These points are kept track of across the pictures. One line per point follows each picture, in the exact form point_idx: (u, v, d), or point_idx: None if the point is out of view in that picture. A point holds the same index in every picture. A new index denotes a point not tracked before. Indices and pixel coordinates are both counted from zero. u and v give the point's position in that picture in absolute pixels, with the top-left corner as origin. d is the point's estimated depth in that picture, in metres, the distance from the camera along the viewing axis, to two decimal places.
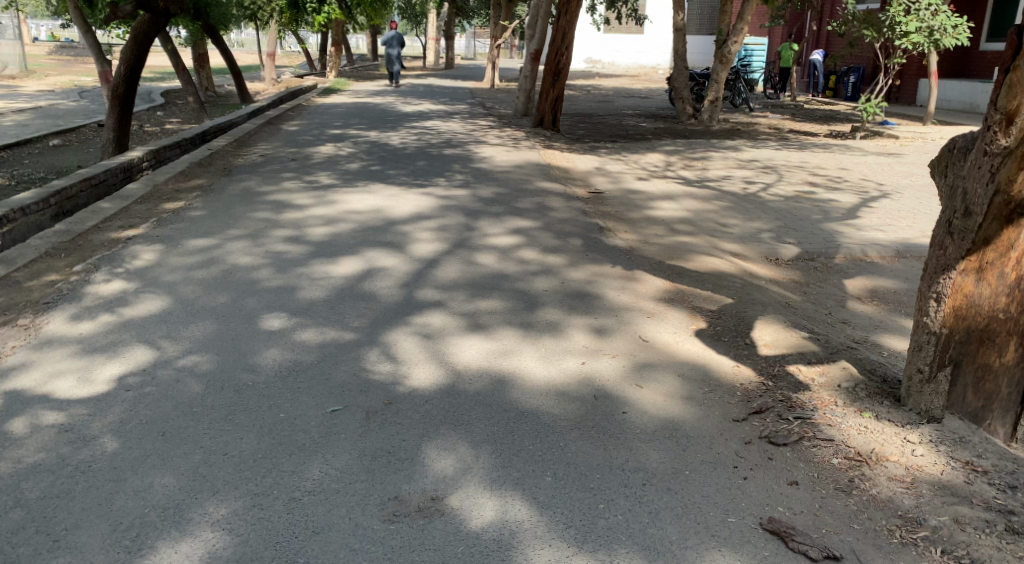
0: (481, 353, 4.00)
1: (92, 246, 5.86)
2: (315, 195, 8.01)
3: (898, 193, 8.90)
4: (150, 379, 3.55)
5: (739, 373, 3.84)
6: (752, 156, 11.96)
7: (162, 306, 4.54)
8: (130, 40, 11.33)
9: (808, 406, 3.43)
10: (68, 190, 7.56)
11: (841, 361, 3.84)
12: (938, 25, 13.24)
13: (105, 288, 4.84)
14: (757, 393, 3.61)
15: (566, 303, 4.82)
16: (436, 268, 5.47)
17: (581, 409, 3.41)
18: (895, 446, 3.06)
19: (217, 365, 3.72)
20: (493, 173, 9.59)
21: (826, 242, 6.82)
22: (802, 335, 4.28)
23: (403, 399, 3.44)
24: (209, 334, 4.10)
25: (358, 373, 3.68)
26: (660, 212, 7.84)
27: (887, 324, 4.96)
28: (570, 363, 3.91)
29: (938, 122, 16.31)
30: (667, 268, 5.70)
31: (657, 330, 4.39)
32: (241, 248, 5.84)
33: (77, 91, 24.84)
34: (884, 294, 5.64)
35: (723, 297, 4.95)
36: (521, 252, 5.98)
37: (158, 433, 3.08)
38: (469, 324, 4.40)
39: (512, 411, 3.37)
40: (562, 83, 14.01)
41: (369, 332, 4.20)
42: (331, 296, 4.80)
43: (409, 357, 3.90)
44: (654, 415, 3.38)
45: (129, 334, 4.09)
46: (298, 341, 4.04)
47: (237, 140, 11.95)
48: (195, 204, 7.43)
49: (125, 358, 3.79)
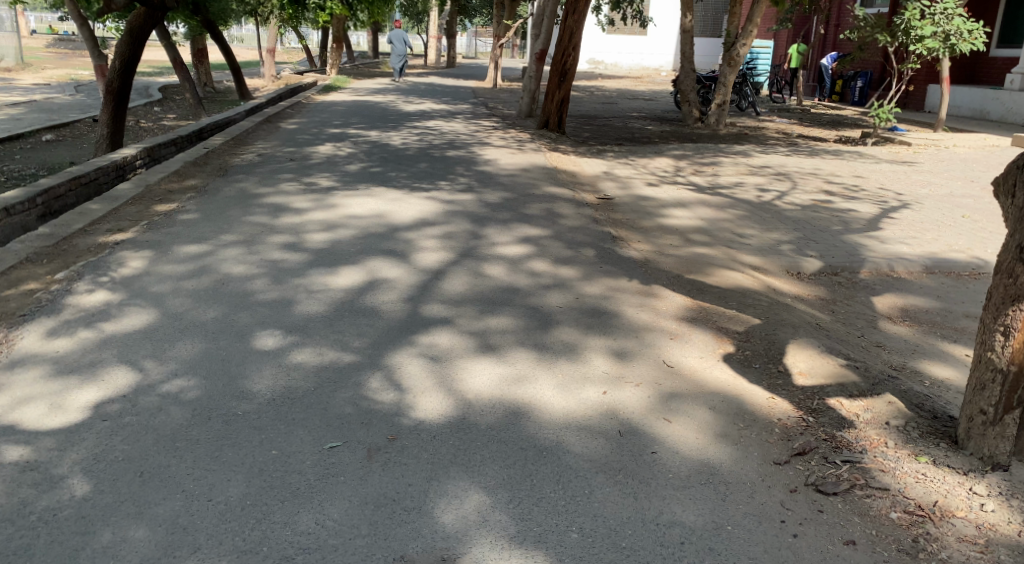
0: (493, 380, 3.66)
1: (76, 252, 5.52)
2: (314, 198, 7.67)
3: (919, 204, 8.59)
4: (130, 407, 3.21)
5: (776, 407, 3.50)
6: (764, 162, 11.64)
7: (148, 320, 4.20)
8: (125, 34, 10.96)
9: (856, 447, 3.12)
10: (55, 189, 7.20)
11: (886, 394, 3.53)
12: (953, 29, 12.92)
13: (87, 300, 4.50)
14: (796, 430, 3.29)
15: (583, 321, 4.49)
16: (442, 280, 5.14)
17: (607, 447, 3.08)
18: (960, 499, 2.75)
19: (204, 391, 3.38)
20: (498, 177, 9.25)
21: (850, 255, 6.50)
22: (839, 362, 3.94)
23: (408, 434, 3.11)
24: (197, 354, 3.76)
25: (360, 403, 3.35)
26: (673, 220, 7.50)
27: (923, 349, 4.64)
28: (589, 393, 3.57)
29: (949, 129, 16.00)
30: (686, 282, 5.38)
31: (683, 354, 4.07)
32: (235, 256, 5.50)
33: (72, 84, 24.43)
34: (916, 313, 5.33)
35: (750, 317, 4.62)
36: (531, 263, 5.64)
37: (135, 473, 2.74)
38: (479, 346, 4.06)
39: (531, 449, 3.04)
40: (568, 85, 13.63)
41: (372, 354, 3.87)
42: (330, 310, 4.47)
43: (415, 384, 3.57)
44: (686, 456, 3.06)
45: (110, 353, 3.75)
46: (294, 363, 3.71)
47: (234, 138, 11.57)
48: (188, 206, 7.10)
49: (102, 382, 3.44)
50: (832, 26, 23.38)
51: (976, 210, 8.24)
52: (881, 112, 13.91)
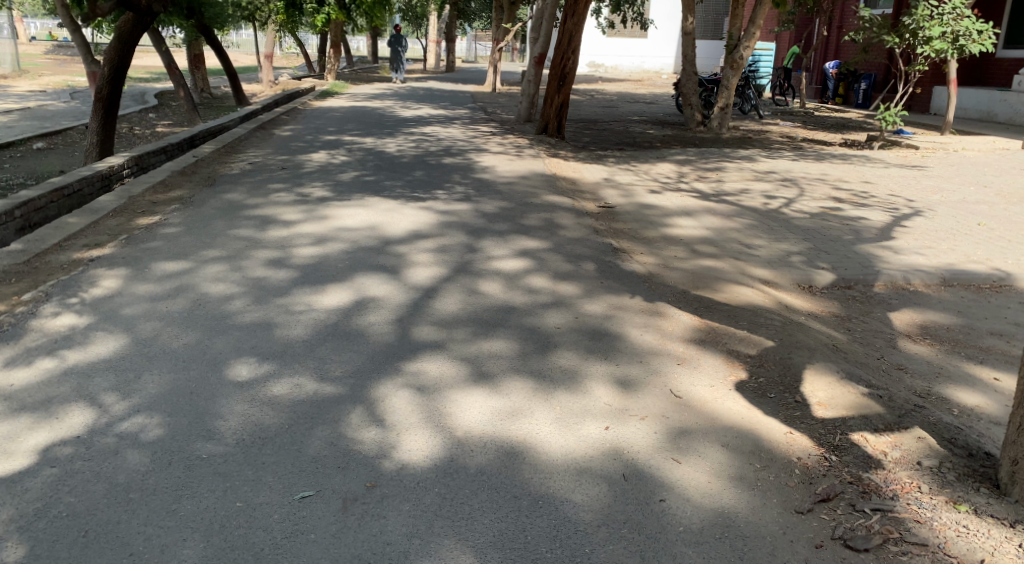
0: (485, 414, 3.35)
1: (48, 270, 5.22)
2: (305, 209, 7.38)
3: (931, 211, 8.30)
4: (83, 451, 2.91)
5: (795, 443, 3.20)
6: (770, 166, 11.34)
7: (116, 347, 3.90)
8: (113, 40, 10.68)
9: (886, 492, 2.82)
10: (35, 201, 6.91)
11: (916, 428, 3.23)
12: (963, 29, 12.66)
13: (53, 324, 4.20)
14: (819, 472, 2.98)
15: (584, 345, 4.18)
16: (434, 299, 4.84)
17: (609, 495, 2.78)
18: (1008, 556, 2.44)
19: (168, 430, 3.08)
20: (496, 185, 8.95)
21: (864, 267, 6.19)
22: (860, 389, 3.62)
23: (389, 481, 2.81)
24: (164, 387, 3.45)
25: (337, 444, 3.04)
26: (678, 230, 7.21)
27: (948, 371, 4.33)
28: (591, 429, 3.26)
29: (956, 132, 15.70)
30: (693, 299, 5.08)
31: (691, 382, 3.76)
32: (216, 274, 5.20)
33: (69, 91, 24.19)
34: (936, 330, 5.02)
35: (762, 338, 4.30)
36: (529, 279, 5.34)
37: (78, 532, 2.44)
38: (472, 374, 3.75)
39: (525, 498, 2.74)
40: (568, 89, 13.31)
41: (354, 385, 3.56)
42: (314, 335, 4.16)
43: (400, 421, 3.25)
44: (699, 505, 2.75)
45: (69, 387, 3.44)
46: (269, 396, 3.41)
47: (225, 145, 11.29)
48: (172, 219, 6.82)
49: (57, 421, 3.14)
50: (835, 27, 23.08)
51: (993, 218, 7.94)
52: (887, 115, 13.57)
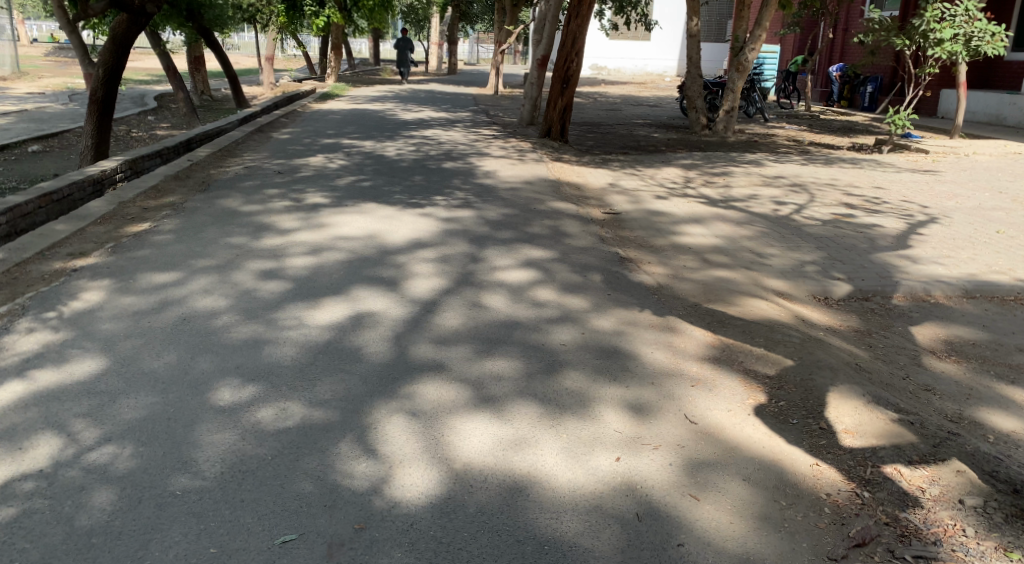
0: (487, 444, 3.09)
1: (27, 281, 4.96)
2: (301, 216, 7.12)
3: (946, 217, 8.03)
4: (46, 487, 2.67)
5: (822, 476, 2.94)
6: (778, 171, 11.09)
7: (92, 368, 3.65)
8: (107, 41, 10.43)
9: (927, 536, 2.57)
10: (21, 207, 6.66)
11: (953, 460, 2.98)
12: (975, 31, 12.35)
13: (25, 343, 3.94)
14: (851, 511, 2.72)
15: (593, 364, 3.93)
16: (434, 314, 4.58)
17: (622, 539, 2.52)
18: None
19: (141, 462, 2.83)
20: (498, 190, 8.71)
21: (881, 277, 5.93)
22: (888, 415, 3.35)
23: (380, 522, 2.55)
24: (141, 414, 3.19)
25: (324, 478, 2.78)
26: (688, 238, 6.95)
27: (980, 392, 4.06)
28: (601, 460, 3.00)
29: (965, 135, 15.45)
30: (704, 313, 4.83)
31: (708, 406, 3.51)
32: (206, 286, 4.94)
33: (68, 94, 23.91)
34: (962, 347, 4.75)
35: (781, 356, 4.03)
36: (534, 291, 5.09)
37: None
38: (475, 398, 3.50)
39: (530, 542, 2.48)
40: (572, 91, 13.06)
41: (347, 410, 3.30)
42: (304, 354, 3.90)
43: (396, 452, 2.99)
44: (720, 550, 2.50)
45: (37, 413, 3.19)
46: (253, 422, 3.16)
47: (221, 148, 11.04)
48: (163, 226, 6.57)
49: (21, 452, 2.88)
50: (839, 30, 22.81)
51: (1012, 225, 7.68)
52: (896, 118, 13.29)
